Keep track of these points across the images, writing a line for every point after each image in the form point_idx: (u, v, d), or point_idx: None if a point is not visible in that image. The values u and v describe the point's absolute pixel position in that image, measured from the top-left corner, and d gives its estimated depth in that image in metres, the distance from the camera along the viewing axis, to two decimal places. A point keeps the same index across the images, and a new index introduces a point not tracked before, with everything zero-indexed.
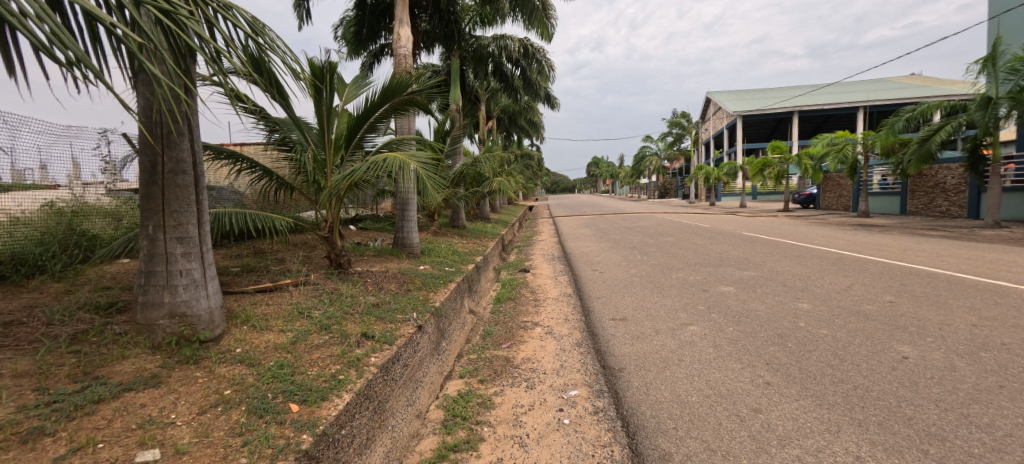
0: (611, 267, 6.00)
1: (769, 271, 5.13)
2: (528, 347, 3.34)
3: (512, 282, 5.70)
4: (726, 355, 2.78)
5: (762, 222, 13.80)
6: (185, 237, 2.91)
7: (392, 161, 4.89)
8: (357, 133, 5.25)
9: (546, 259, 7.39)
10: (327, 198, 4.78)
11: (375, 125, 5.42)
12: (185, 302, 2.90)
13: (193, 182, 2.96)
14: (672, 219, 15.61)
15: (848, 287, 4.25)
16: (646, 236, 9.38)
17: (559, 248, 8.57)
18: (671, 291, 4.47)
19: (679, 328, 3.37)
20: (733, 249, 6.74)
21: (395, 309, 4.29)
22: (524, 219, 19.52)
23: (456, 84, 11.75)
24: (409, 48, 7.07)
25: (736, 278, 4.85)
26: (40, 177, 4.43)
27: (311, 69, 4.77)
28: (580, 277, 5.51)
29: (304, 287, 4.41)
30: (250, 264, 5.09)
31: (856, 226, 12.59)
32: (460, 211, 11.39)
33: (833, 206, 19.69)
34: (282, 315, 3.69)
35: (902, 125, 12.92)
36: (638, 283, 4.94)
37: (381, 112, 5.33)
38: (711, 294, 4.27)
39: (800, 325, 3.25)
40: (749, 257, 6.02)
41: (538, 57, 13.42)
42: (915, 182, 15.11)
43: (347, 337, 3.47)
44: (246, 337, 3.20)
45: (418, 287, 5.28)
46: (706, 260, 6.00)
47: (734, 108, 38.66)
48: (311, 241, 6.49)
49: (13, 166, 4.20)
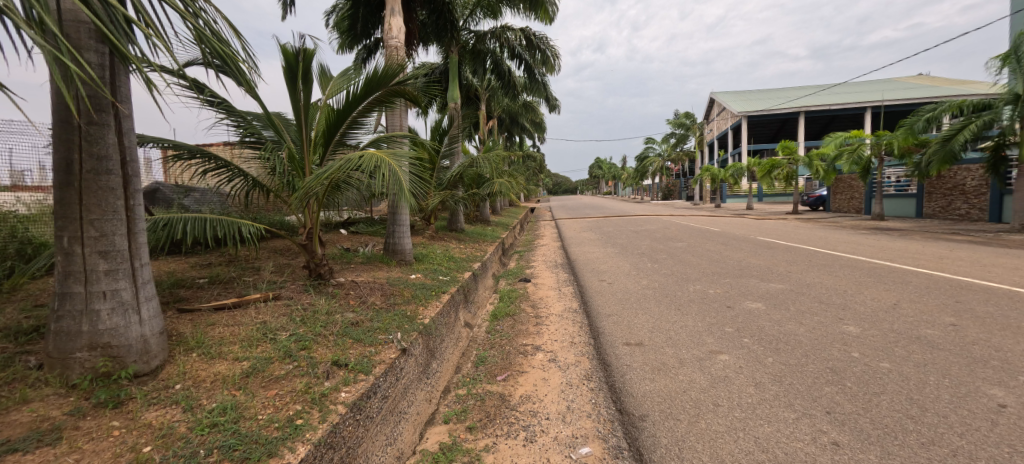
0: (620, 277, 5.47)
1: (799, 283, 4.59)
2: (528, 380, 2.80)
3: (511, 293, 5.19)
4: (773, 400, 2.24)
5: (774, 225, 13.26)
6: (111, 252, 2.39)
7: (370, 159, 4.36)
8: (339, 130, 4.73)
9: (550, 266, 6.86)
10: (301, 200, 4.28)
11: (359, 121, 4.88)
12: (110, 331, 2.39)
13: (122, 185, 2.44)
14: (680, 221, 15.11)
15: (895, 305, 3.71)
16: (655, 241, 8.86)
17: (562, 254, 8.05)
18: (692, 308, 3.94)
19: (707, 357, 2.83)
20: (753, 257, 6.19)
21: (377, 328, 3.76)
22: (525, 222, 19.01)
23: (454, 81, 11.26)
24: (401, 39, 6.56)
25: (763, 292, 4.32)
26: (39, 177, 4.81)
27: (283, 57, 4.25)
28: (587, 289, 4.98)
29: (275, 303, 3.90)
30: (219, 275, 4.58)
31: (873, 230, 12.03)
32: (458, 214, 10.90)
33: (844, 208, 19.11)
34: (242, 339, 3.16)
35: (921, 125, 12.30)
36: (653, 297, 4.41)
37: (364, 105, 4.80)
38: (739, 312, 3.74)
39: (854, 356, 2.71)
40: (773, 266, 5.48)
41: (542, 46, 12.64)
42: (933, 184, 14.53)
43: (315, 366, 2.94)
44: (190, 369, 2.68)
45: (408, 300, 4.75)
46: (724, 269, 5.46)
47: (739, 108, 38.06)
48: (293, 247, 5.98)
49: (10, 166, 4.64)
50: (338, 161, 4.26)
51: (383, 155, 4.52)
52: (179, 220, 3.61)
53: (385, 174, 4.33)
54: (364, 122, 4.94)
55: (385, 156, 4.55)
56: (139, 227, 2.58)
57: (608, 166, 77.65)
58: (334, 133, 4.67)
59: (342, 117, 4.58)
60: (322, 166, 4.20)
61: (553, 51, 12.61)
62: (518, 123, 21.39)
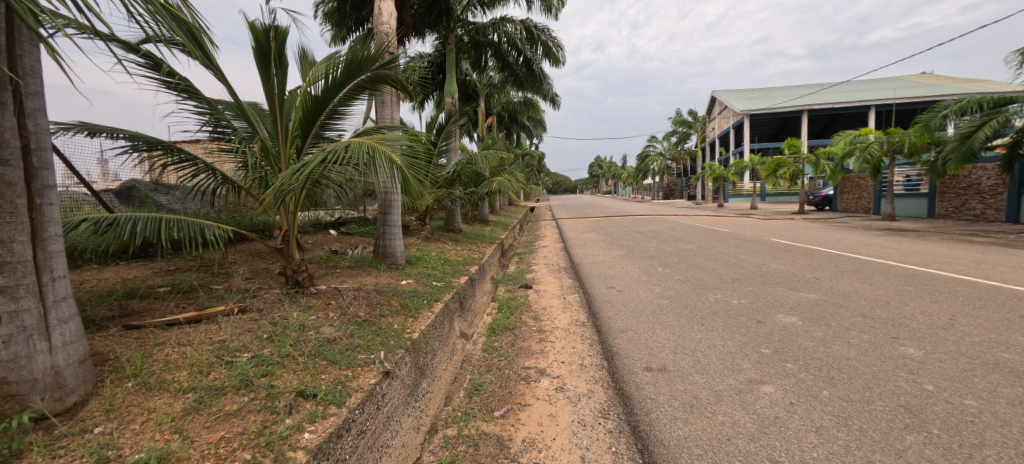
0: (630, 284, 4.99)
1: (833, 293, 4.12)
2: (531, 417, 2.31)
3: (511, 302, 4.69)
4: (845, 454, 1.76)
5: (783, 225, 12.82)
6: (8, 264, 1.91)
7: (356, 146, 3.88)
8: (319, 119, 4.24)
9: (552, 270, 6.38)
10: (274, 198, 3.80)
11: (339, 110, 4.40)
12: (9, 362, 1.93)
13: (24, 180, 1.95)
14: (685, 222, 14.65)
15: (951, 319, 3.25)
16: (663, 242, 8.42)
17: (565, 257, 7.59)
18: (716, 322, 3.45)
19: (749, 389, 2.35)
20: (772, 262, 5.71)
21: (357, 347, 3.27)
22: (525, 221, 18.50)
23: (452, 74, 10.79)
24: (392, 25, 6.07)
25: (794, 304, 3.83)
26: None
27: (252, 36, 3.75)
28: (596, 297, 4.51)
29: (242, 317, 3.40)
30: (183, 283, 4.10)
31: (887, 231, 11.56)
32: (455, 214, 10.42)
33: (851, 208, 18.66)
34: (191, 362, 2.67)
35: (938, 121, 11.79)
36: (669, 308, 3.93)
37: (346, 91, 4.32)
38: (773, 327, 3.26)
39: (927, 389, 2.24)
40: (797, 272, 5.01)
41: (543, 38, 12.17)
42: (944, 182, 14.10)
43: (276, 399, 2.44)
44: (118, 406, 2.20)
45: (395, 311, 4.26)
46: (743, 275, 4.99)
47: (742, 107, 37.58)
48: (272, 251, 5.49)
49: None
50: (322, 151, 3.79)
51: (372, 143, 4.04)
52: (124, 221, 3.09)
53: (375, 163, 3.87)
54: (345, 111, 4.46)
55: (373, 144, 4.08)
56: (51, 232, 2.09)
57: (608, 165, 77.25)
58: (313, 124, 4.18)
59: (323, 104, 4.09)
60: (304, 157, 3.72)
61: (555, 44, 12.13)
62: (517, 120, 20.94)
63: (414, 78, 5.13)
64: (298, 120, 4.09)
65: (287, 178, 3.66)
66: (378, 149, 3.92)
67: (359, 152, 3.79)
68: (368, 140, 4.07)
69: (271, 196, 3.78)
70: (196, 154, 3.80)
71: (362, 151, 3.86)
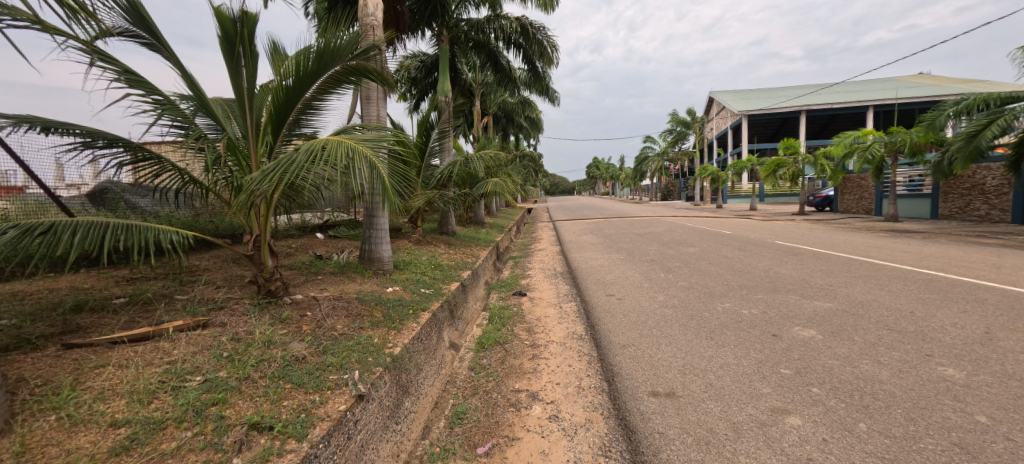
0: (630, 291, 4.67)
1: (850, 302, 3.82)
2: (520, 456, 1.98)
3: (503, 313, 4.32)
4: None
5: (786, 227, 12.54)
6: None
7: (335, 144, 3.54)
8: (292, 114, 3.92)
9: (549, 276, 6.03)
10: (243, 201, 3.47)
11: (314, 104, 4.10)
12: None
13: None
14: (684, 223, 14.34)
15: (987, 333, 2.94)
16: (663, 245, 8.12)
17: (562, 261, 7.26)
18: (728, 336, 3.12)
19: (773, 421, 2.03)
20: (781, 267, 5.39)
21: (329, 366, 2.93)
22: (522, 223, 18.18)
23: (446, 73, 10.47)
24: (379, 17, 5.75)
25: (811, 314, 3.51)
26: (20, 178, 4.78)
27: (217, 22, 3.39)
28: (595, 307, 4.17)
29: (201, 333, 3.07)
30: (142, 294, 3.75)
31: (892, 232, 11.32)
32: (449, 216, 10.07)
33: (852, 209, 18.41)
34: (131, 389, 2.33)
35: (943, 120, 11.51)
36: (674, 319, 3.61)
37: (319, 83, 4.01)
38: (791, 343, 2.92)
39: (981, 421, 1.93)
40: (809, 279, 4.69)
41: (539, 36, 11.82)
42: (948, 183, 13.85)
43: (224, 434, 2.09)
44: (30, 449, 1.87)
45: (377, 323, 3.92)
46: (752, 282, 4.66)
47: (740, 107, 37.36)
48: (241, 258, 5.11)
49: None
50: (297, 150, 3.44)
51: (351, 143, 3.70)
52: (63, 228, 2.75)
53: (356, 163, 3.53)
54: (321, 106, 4.16)
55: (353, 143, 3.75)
56: None
57: (606, 166, 77.08)
58: (286, 119, 3.86)
59: (295, 98, 3.79)
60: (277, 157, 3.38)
61: (552, 41, 11.76)
62: (514, 120, 20.62)
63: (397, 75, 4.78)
64: (269, 115, 3.76)
65: (258, 181, 3.31)
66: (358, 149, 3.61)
67: (337, 152, 3.45)
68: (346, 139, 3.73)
69: (238, 199, 3.43)
70: (159, 153, 3.48)
71: (342, 150, 3.56)
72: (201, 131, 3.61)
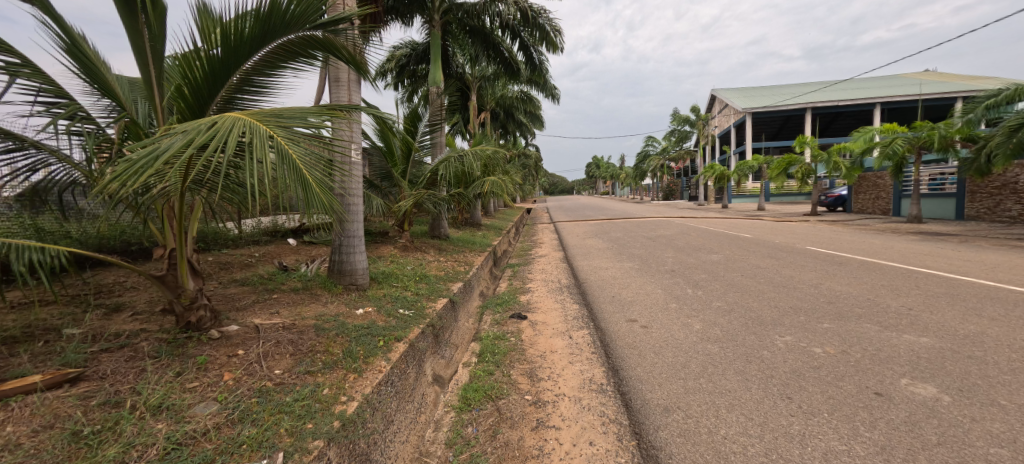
0: (656, 314, 3.78)
1: (955, 337, 2.90)
2: None
3: (496, 345, 3.39)
4: None
5: (805, 229, 11.64)
6: None
7: (232, 121, 2.45)
8: (221, 92, 2.96)
9: (553, 291, 5.11)
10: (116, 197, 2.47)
11: (256, 81, 3.15)
12: None
13: None
14: (694, 224, 13.50)
15: None
16: (680, 251, 7.22)
17: (567, 271, 6.36)
18: (813, 397, 2.21)
19: None
20: (833, 282, 4.49)
21: (240, 446, 2.00)
22: (521, 224, 17.35)
23: (437, 60, 9.55)
24: None
25: (912, 358, 2.61)
26: None
27: None
28: (615, 340, 3.25)
29: (61, 395, 2.15)
30: (15, 326, 2.86)
31: (922, 234, 10.44)
32: (440, 218, 9.15)
33: (867, 209, 17.57)
34: None
35: (980, 113, 10.73)
36: (724, 362, 2.70)
37: (262, 56, 3.07)
38: (913, 412, 2.03)
39: None
40: (878, 300, 3.79)
41: (540, 21, 10.67)
42: (977, 182, 12.96)
43: None
44: None
45: (332, 363, 3.00)
46: (807, 304, 3.75)
47: (744, 105, 36.48)
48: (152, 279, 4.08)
49: None
50: (170, 132, 2.38)
51: (258, 121, 2.57)
52: None
53: (258, 150, 2.38)
54: (267, 84, 3.21)
55: (263, 120, 2.63)
56: None
57: (606, 166, 76.27)
58: (211, 98, 2.91)
59: (224, 70, 2.84)
60: (141, 143, 2.30)
61: (555, 23, 10.68)
62: (513, 116, 19.73)
63: (364, 59, 3.88)
64: (179, 94, 2.78)
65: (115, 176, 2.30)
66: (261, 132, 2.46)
67: (219, 132, 2.35)
68: (251, 117, 2.59)
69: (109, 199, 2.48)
70: (37, 141, 2.75)
71: (234, 127, 2.44)
72: (80, 105, 2.64)
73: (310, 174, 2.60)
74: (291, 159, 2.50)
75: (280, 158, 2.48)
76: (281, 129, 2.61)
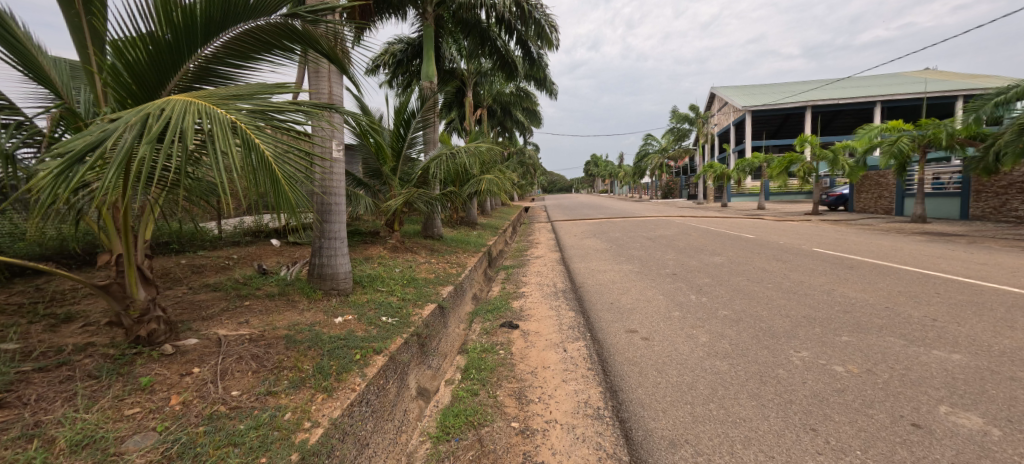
0: (657, 324, 3.49)
1: (990, 354, 2.62)
2: None
3: (483, 359, 3.09)
4: None
5: (808, 228, 11.35)
6: None
7: (181, 107, 2.08)
8: (174, 79, 2.63)
9: (548, 296, 4.81)
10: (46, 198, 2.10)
11: (218, 71, 2.82)
12: None
13: None
14: (693, 223, 13.25)
15: None
16: (680, 253, 6.95)
17: (563, 273, 6.09)
18: (841, 429, 1.92)
19: None
20: (846, 288, 4.19)
21: None
22: (519, 223, 17.09)
23: (430, 55, 9.26)
24: None
25: (946, 380, 2.32)
26: None
27: None
28: (614, 354, 2.96)
29: None
30: None
31: (928, 235, 10.18)
32: (433, 217, 8.87)
33: (869, 209, 17.33)
34: None
35: (989, 110, 10.47)
36: (734, 382, 2.41)
37: (223, 41, 2.74)
38: (961, 450, 1.74)
39: None
40: (897, 309, 3.50)
41: (536, 15, 10.32)
42: (982, 181, 12.68)
43: None
44: None
45: (300, 382, 2.68)
46: (821, 314, 3.45)
47: (743, 103, 36.33)
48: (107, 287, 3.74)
49: None
50: (109, 124, 2.00)
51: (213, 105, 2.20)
52: None
53: (221, 140, 2.05)
54: (232, 75, 2.88)
55: (217, 105, 2.24)
56: None
57: (604, 164, 76.02)
58: (161, 86, 2.57)
59: (173, 55, 2.51)
60: (72, 134, 1.92)
61: (552, 17, 10.36)
62: (511, 113, 19.41)
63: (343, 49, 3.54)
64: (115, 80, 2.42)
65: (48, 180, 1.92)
66: (221, 118, 2.12)
67: (172, 123, 1.99)
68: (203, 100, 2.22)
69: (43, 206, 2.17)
70: None
71: (184, 113, 2.07)
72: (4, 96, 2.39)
73: (282, 166, 2.33)
74: (261, 152, 2.20)
75: (249, 149, 2.16)
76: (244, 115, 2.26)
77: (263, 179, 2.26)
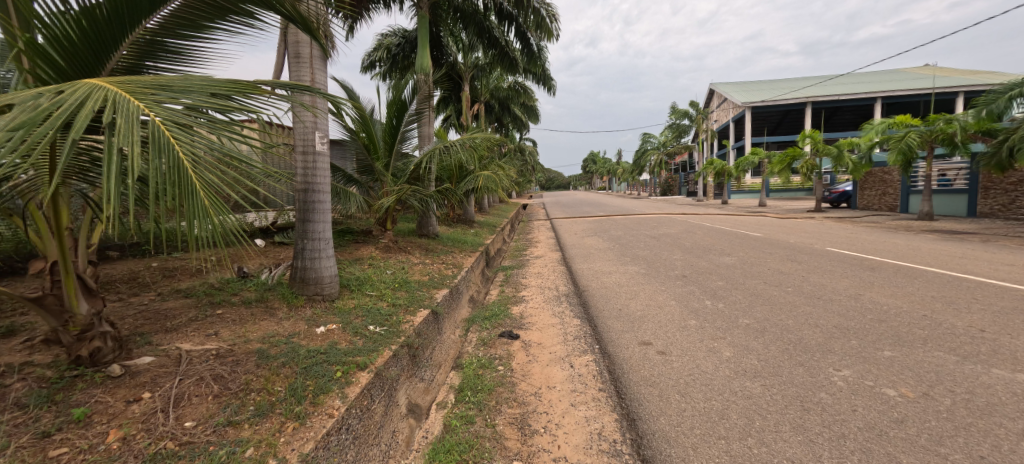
0: (673, 335, 3.15)
1: None
2: None
3: (481, 377, 2.73)
4: None
5: (814, 226, 11.08)
6: None
7: (83, 94, 1.60)
8: (117, 54, 2.31)
9: (550, 302, 4.45)
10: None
11: (168, 44, 2.51)
12: None
13: None
14: (696, 221, 12.96)
15: None
16: (688, 252, 6.64)
17: (565, 274, 5.76)
18: None
19: None
20: (874, 293, 3.86)
21: None
22: (518, 222, 16.79)
23: (425, 45, 8.86)
24: None
25: (1021, 408, 1.98)
26: None
27: None
28: (629, 373, 2.61)
29: None
30: None
31: (939, 233, 9.89)
32: (428, 215, 8.50)
33: (873, 206, 17.07)
34: None
35: (1002, 105, 10.17)
36: (773, 411, 2.06)
37: (173, 11, 2.42)
38: None
39: None
40: (936, 318, 3.17)
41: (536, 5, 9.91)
42: (991, 177, 12.40)
43: None
44: None
45: (268, 408, 2.31)
46: (854, 324, 3.12)
47: (742, 99, 36.07)
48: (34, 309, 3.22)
49: None
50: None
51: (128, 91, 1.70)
52: None
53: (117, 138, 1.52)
54: (184, 50, 2.58)
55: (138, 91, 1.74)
56: None
57: (603, 161, 75.75)
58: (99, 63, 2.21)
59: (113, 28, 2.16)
60: None
61: (552, 6, 9.97)
62: (509, 108, 19.07)
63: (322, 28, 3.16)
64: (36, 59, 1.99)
65: None
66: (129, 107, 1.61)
67: (55, 108, 1.49)
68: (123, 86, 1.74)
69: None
70: None
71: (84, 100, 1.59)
72: None
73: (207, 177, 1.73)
74: (175, 155, 1.63)
75: (158, 154, 1.61)
76: (176, 105, 1.74)
77: (179, 194, 1.67)
